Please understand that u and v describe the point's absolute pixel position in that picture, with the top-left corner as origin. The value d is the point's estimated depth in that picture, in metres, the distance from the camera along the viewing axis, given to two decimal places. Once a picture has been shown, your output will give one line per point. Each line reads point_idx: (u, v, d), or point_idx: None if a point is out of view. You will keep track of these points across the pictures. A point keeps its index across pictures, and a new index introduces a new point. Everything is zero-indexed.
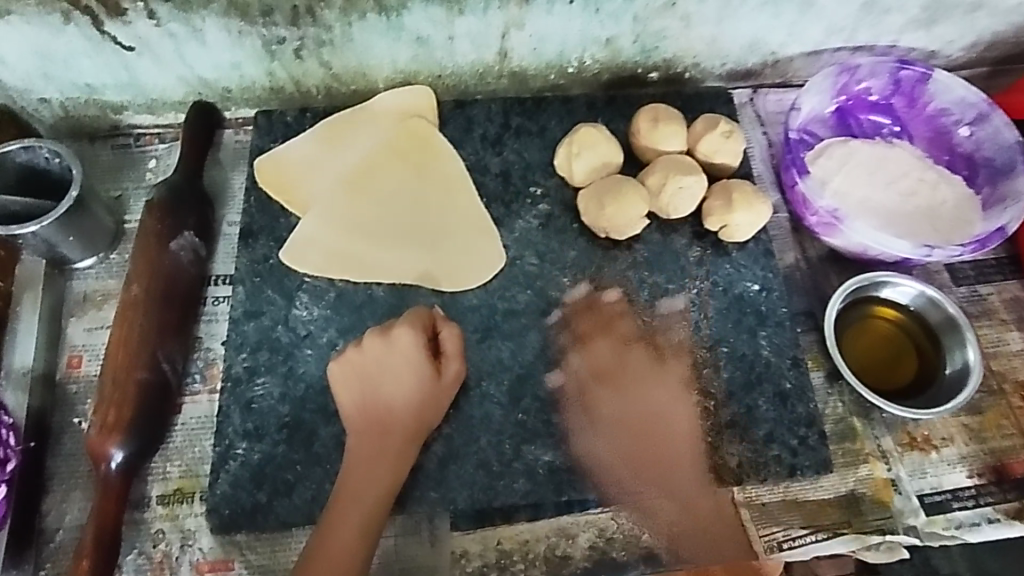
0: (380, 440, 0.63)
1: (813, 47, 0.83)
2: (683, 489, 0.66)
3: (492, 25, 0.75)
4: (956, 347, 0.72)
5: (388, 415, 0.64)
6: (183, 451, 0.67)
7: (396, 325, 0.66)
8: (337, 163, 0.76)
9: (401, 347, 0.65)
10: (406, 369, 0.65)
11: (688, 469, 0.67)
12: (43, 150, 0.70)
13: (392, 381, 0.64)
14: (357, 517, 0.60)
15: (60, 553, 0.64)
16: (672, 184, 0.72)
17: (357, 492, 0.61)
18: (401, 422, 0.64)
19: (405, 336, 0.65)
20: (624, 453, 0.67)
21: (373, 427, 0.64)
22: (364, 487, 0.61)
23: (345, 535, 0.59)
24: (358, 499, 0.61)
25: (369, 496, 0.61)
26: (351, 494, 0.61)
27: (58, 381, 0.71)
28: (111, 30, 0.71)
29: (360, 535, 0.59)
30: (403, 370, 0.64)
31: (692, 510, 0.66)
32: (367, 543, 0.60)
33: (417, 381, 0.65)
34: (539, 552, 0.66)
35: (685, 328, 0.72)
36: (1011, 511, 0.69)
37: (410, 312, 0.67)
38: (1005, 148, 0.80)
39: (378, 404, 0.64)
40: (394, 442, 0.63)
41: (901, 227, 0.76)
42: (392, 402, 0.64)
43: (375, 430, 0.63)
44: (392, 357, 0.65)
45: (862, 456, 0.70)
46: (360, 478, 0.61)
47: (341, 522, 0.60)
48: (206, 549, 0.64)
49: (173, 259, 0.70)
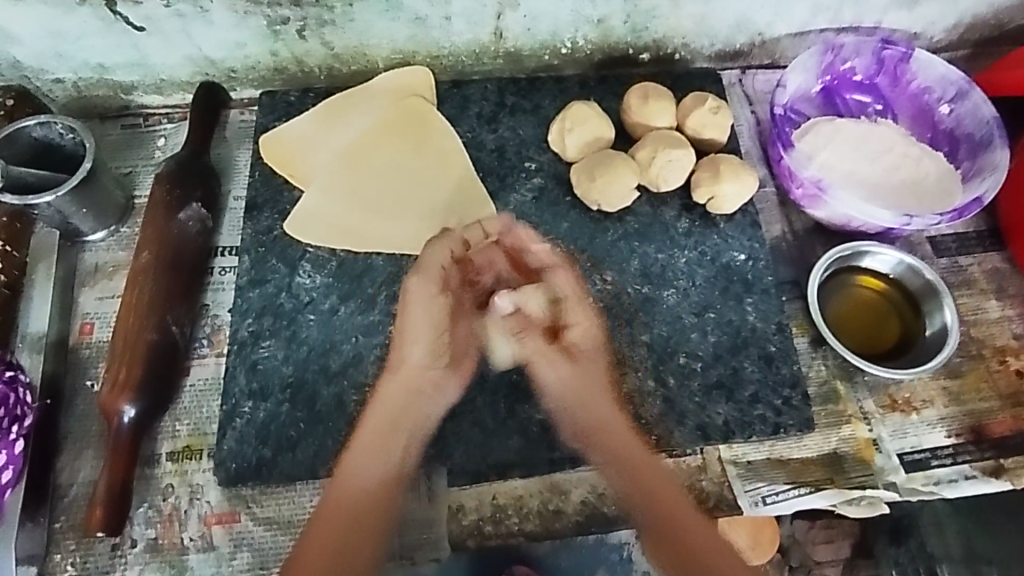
0: (400, 390, 0.66)
1: (799, 28, 0.86)
2: (657, 493, 0.64)
3: (487, 5, 0.78)
4: (935, 310, 0.75)
5: (405, 370, 0.66)
6: (191, 412, 0.70)
7: (410, 277, 0.67)
8: (338, 141, 0.79)
9: (417, 299, 0.67)
10: (424, 322, 0.67)
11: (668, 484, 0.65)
12: (57, 125, 0.73)
13: (410, 337, 0.67)
14: (370, 473, 0.63)
15: (74, 507, 0.67)
16: (661, 157, 0.75)
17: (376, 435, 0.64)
18: (416, 378, 0.66)
19: (420, 285, 0.66)
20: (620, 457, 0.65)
21: (394, 379, 0.66)
22: (377, 445, 0.64)
23: (362, 474, 0.63)
24: (377, 443, 0.64)
25: (387, 440, 0.64)
26: (368, 449, 0.64)
27: (71, 347, 0.74)
28: (123, 10, 0.74)
29: (377, 477, 0.63)
30: (421, 321, 0.67)
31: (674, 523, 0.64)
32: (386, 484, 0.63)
33: (434, 335, 0.67)
34: (533, 507, 0.69)
35: (674, 295, 0.74)
36: (987, 468, 0.72)
37: (418, 266, 0.67)
38: (984, 123, 0.82)
39: (398, 360, 0.67)
40: (413, 394, 0.65)
41: (884, 199, 0.79)
42: (409, 355, 0.66)
43: (397, 381, 0.66)
44: (410, 312, 0.67)
45: (845, 417, 0.73)
46: (377, 423, 0.64)
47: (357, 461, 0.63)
48: (213, 502, 0.67)
49: (180, 229, 0.72)
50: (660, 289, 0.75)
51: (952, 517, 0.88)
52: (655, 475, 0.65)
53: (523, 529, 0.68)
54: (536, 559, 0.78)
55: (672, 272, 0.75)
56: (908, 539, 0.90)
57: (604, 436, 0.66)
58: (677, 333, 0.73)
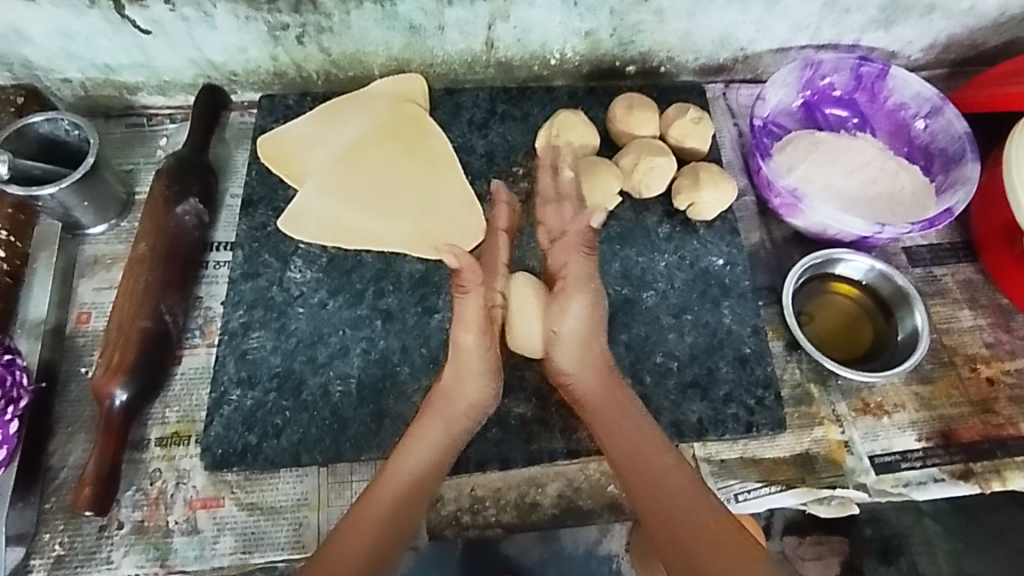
0: (437, 425, 0.65)
1: (779, 44, 0.89)
2: (653, 488, 0.64)
3: (480, 15, 0.81)
4: (907, 314, 0.77)
5: (451, 406, 0.65)
6: (181, 399, 0.72)
7: (461, 333, 0.64)
8: (333, 142, 0.82)
9: (472, 352, 0.64)
10: (477, 370, 0.65)
11: (672, 475, 0.64)
12: (63, 121, 0.77)
13: (466, 381, 0.65)
14: (409, 468, 0.64)
15: (64, 488, 0.69)
16: (643, 164, 0.78)
17: (414, 456, 0.64)
18: (461, 411, 0.66)
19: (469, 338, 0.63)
20: (620, 445, 0.65)
21: (436, 403, 0.66)
22: (418, 449, 0.65)
23: (401, 478, 0.64)
24: (416, 456, 0.64)
25: (426, 460, 0.64)
26: (409, 446, 0.65)
27: (68, 335, 0.76)
28: (130, 13, 0.77)
29: (409, 491, 0.63)
30: (469, 371, 0.65)
31: (670, 516, 0.62)
32: (415, 500, 0.64)
33: (486, 377, 0.65)
34: (510, 499, 0.70)
35: (653, 297, 0.77)
36: (956, 472, 0.73)
37: (464, 322, 0.63)
38: (956, 138, 0.85)
39: (438, 391, 0.66)
40: (459, 422, 0.66)
41: (860, 208, 0.81)
42: (461, 389, 0.65)
43: (440, 409, 0.66)
44: (466, 361, 0.64)
45: (818, 420, 0.75)
46: (420, 446, 0.65)
47: (393, 476, 0.63)
48: (199, 487, 0.69)
49: (178, 223, 0.75)
50: (639, 291, 0.77)
51: (942, 537, 0.89)
52: (653, 470, 0.64)
53: (500, 520, 0.70)
54: (524, 570, 0.75)
55: (652, 275, 0.78)
56: (900, 558, 0.89)
57: (597, 416, 0.67)
58: (655, 333, 0.75)
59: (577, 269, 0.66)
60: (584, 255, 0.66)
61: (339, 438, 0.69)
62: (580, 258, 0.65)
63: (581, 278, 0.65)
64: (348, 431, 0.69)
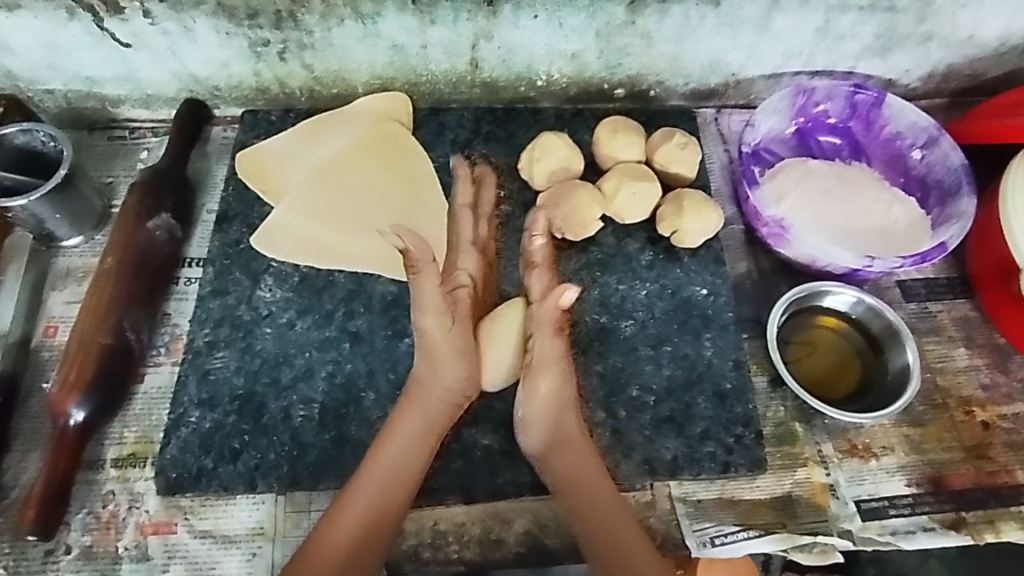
0: (417, 416, 0.64)
1: (772, 70, 0.87)
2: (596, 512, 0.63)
3: (463, 35, 0.80)
4: (896, 351, 0.74)
5: (428, 394, 0.64)
6: (140, 418, 0.71)
7: (419, 317, 0.60)
8: (312, 159, 0.80)
9: (438, 340, 0.61)
10: (450, 355, 0.63)
11: (604, 493, 0.64)
12: (39, 132, 0.76)
13: (441, 364, 0.63)
14: (369, 495, 0.61)
15: (14, 507, 0.67)
16: (625, 190, 0.76)
17: (393, 449, 0.63)
18: (440, 398, 0.64)
19: (432, 326, 0.61)
20: (573, 479, 0.64)
21: (415, 394, 0.64)
22: (385, 468, 0.62)
23: (355, 514, 0.61)
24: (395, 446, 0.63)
25: (407, 454, 0.63)
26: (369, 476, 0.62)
27: (33, 348, 0.75)
28: (110, 26, 0.77)
29: (388, 487, 0.62)
30: (440, 353, 0.62)
31: (609, 541, 0.62)
32: (400, 493, 0.62)
33: (462, 361, 0.63)
34: (474, 534, 0.67)
35: (632, 327, 0.74)
36: (946, 521, 0.69)
37: (421, 304, 0.60)
38: (952, 171, 0.82)
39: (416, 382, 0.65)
40: (435, 410, 0.64)
41: (851, 240, 0.78)
42: (438, 374, 0.63)
43: (417, 399, 0.64)
44: (431, 345, 0.62)
45: (801, 460, 0.71)
46: (399, 438, 0.63)
47: (371, 478, 0.62)
48: (151, 511, 0.67)
49: (148, 237, 0.74)
50: (617, 320, 0.74)
51: None
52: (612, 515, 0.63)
53: (462, 557, 0.66)
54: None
55: (631, 304, 0.75)
56: None
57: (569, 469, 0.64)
58: (631, 365, 0.72)
59: (545, 348, 0.61)
60: (558, 339, 0.61)
61: (298, 464, 0.67)
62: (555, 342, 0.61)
63: (553, 359, 0.61)
64: (307, 458, 0.67)
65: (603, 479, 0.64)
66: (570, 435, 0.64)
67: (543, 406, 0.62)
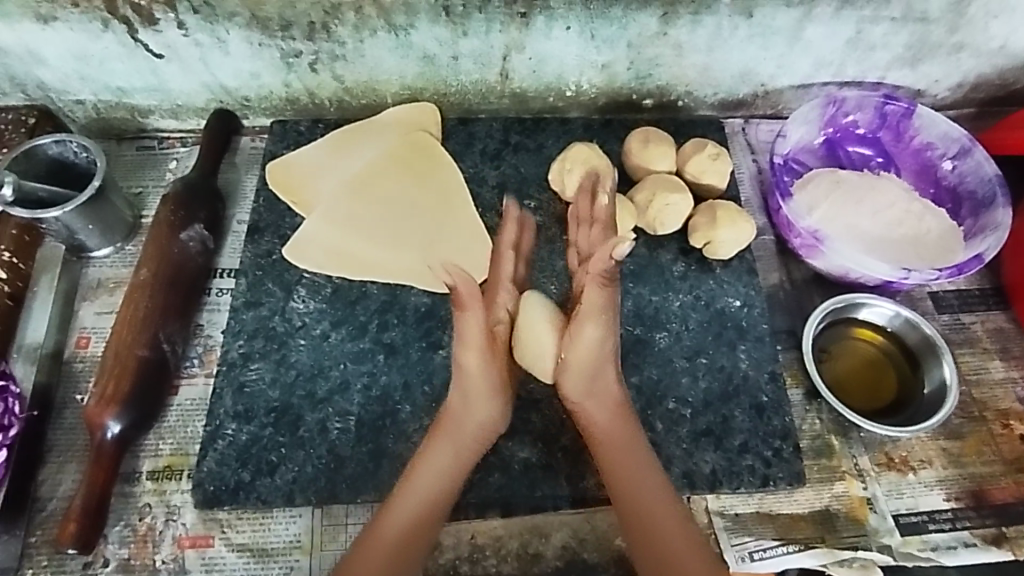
0: (447, 447, 0.63)
1: (801, 81, 0.87)
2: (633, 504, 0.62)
3: (495, 46, 0.80)
4: (934, 366, 0.74)
5: (460, 430, 0.63)
6: (175, 431, 0.70)
7: (461, 352, 0.60)
8: (343, 170, 0.80)
9: (475, 376, 0.61)
10: (483, 392, 0.62)
11: (649, 503, 0.62)
12: (72, 144, 0.76)
13: (475, 399, 0.62)
14: (413, 506, 0.61)
15: (50, 521, 0.67)
16: (659, 201, 0.76)
17: (426, 474, 0.62)
18: (473, 432, 0.63)
19: (474, 362, 0.60)
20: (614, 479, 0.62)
21: (446, 425, 0.64)
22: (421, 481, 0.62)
23: (399, 528, 0.60)
24: (430, 476, 0.62)
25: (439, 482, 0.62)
26: (409, 489, 0.62)
27: (66, 360, 0.74)
28: (144, 37, 0.77)
29: (429, 505, 0.61)
30: (478, 389, 0.62)
31: (646, 543, 0.60)
32: (431, 523, 0.61)
33: (492, 398, 0.63)
34: (511, 548, 0.66)
35: (667, 338, 0.74)
36: (988, 536, 0.69)
37: (464, 342, 0.60)
38: (986, 181, 0.81)
39: (448, 414, 0.64)
40: (469, 440, 0.63)
41: (886, 251, 0.78)
42: (471, 408, 0.63)
43: (449, 430, 0.63)
44: (467, 383, 0.62)
45: (838, 474, 0.71)
46: (429, 468, 0.62)
47: (413, 489, 0.62)
48: (189, 524, 0.66)
49: (182, 249, 0.73)
50: (652, 332, 0.74)
51: None
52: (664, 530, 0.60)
53: (500, 571, 0.65)
54: None
55: (666, 315, 0.75)
56: None
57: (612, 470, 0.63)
58: (668, 377, 0.72)
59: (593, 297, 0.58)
60: (604, 289, 0.58)
61: (335, 478, 0.66)
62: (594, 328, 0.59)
63: (586, 356, 0.61)
64: (345, 471, 0.66)
65: (646, 478, 0.62)
66: (607, 425, 0.63)
67: (582, 355, 0.61)
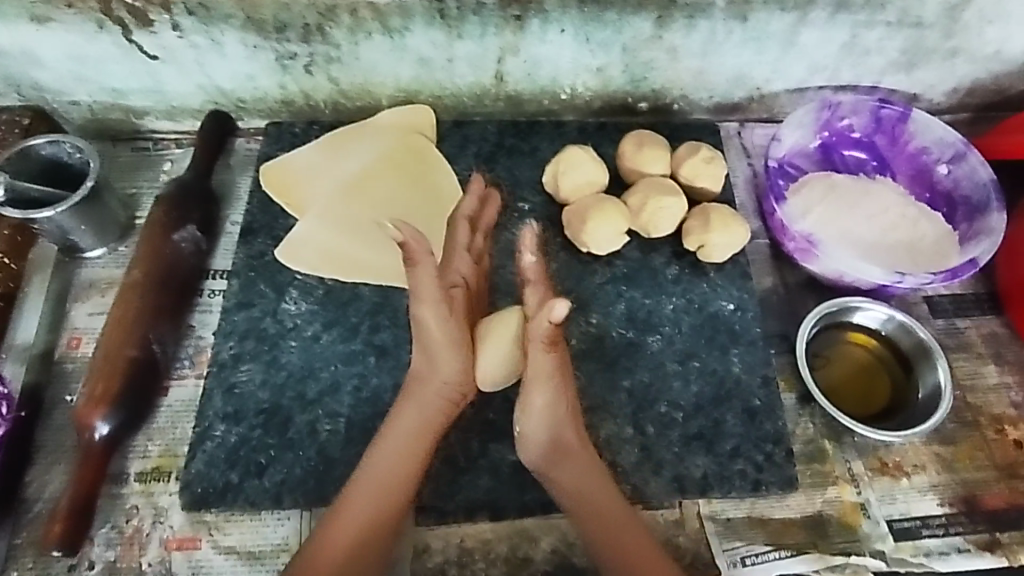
0: (421, 401, 0.63)
1: (797, 85, 0.87)
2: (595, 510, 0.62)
3: (489, 49, 0.80)
4: (928, 371, 0.73)
5: (426, 386, 0.64)
6: (165, 431, 0.70)
7: (416, 307, 0.62)
8: (337, 172, 0.80)
9: (433, 330, 0.62)
10: (450, 347, 0.62)
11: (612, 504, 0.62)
12: (66, 144, 0.76)
13: (437, 355, 0.63)
14: (369, 491, 0.61)
15: (37, 521, 0.67)
16: (652, 204, 0.75)
17: (387, 450, 0.62)
18: (436, 393, 0.63)
19: (428, 317, 0.61)
20: (579, 491, 0.62)
21: (414, 390, 0.64)
22: (380, 462, 0.62)
23: (357, 521, 0.60)
24: (392, 457, 0.62)
25: (403, 455, 0.62)
26: (371, 481, 0.61)
27: (57, 359, 0.74)
28: (139, 39, 0.77)
29: (393, 481, 0.61)
30: (441, 343, 0.62)
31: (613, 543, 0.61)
32: (395, 506, 0.61)
33: (456, 349, 0.62)
34: (500, 552, 0.66)
35: (659, 342, 0.74)
36: (981, 542, 0.68)
37: (417, 295, 0.61)
38: (981, 186, 0.81)
39: (415, 380, 0.64)
40: (433, 407, 0.63)
41: (880, 256, 0.78)
42: (436, 368, 0.63)
43: (416, 393, 0.64)
44: (428, 339, 0.62)
45: (831, 479, 0.70)
46: (397, 431, 0.63)
47: (369, 478, 0.61)
48: (176, 526, 0.66)
49: (174, 250, 0.73)
50: (644, 335, 0.74)
51: None
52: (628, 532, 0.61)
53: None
54: None
55: (658, 318, 0.75)
56: None
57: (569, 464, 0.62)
58: (660, 380, 0.72)
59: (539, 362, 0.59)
60: (549, 353, 0.59)
61: (324, 480, 0.66)
62: (548, 355, 0.59)
63: (545, 373, 0.60)
64: (334, 473, 0.66)
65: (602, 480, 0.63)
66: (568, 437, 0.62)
67: (539, 417, 0.61)
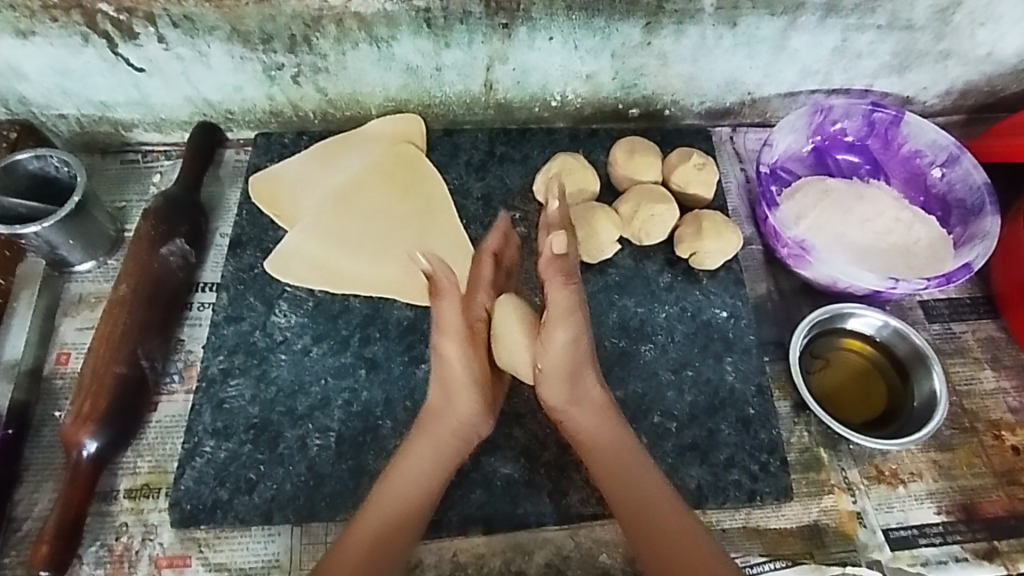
0: (435, 434, 0.62)
1: (788, 89, 0.87)
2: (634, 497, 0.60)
3: (477, 58, 0.80)
4: (923, 377, 0.73)
5: (442, 423, 0.63)
6: (154, 447, 0.70)
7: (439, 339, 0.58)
8: (327, 182, 0.80)
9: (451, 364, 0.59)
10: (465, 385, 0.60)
11: (654, 498, 0.60)
12: (53, 158, 0.75)
13: (454, 396, 0.61)
14: (387, 508, 0.60)
15: (25, 541, 0.66)
16: (643, 212, 0.75)
17: (403, 478, 0.61)
18: (453, 429, 0.62)
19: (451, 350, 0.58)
20: (625, 488, 0.61)
21: (428, 424, 0.63)
22: (406, 486, 0.61)
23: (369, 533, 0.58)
24: (412, 473, 0.61)
25: (420, 480, 0.61)
26: (391, 497, 0.60)
27: (45, 376, 0.74)
28: (124, 52, 0.77)
29: (405, 510, 0.60)
30: (455, 379, 0.60)
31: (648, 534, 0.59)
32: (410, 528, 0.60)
33: (474, 393, 0.61)
34: (495, 566, 0.65)
35: (652, 351, 0.73)
36: (979, 550, 0.67)
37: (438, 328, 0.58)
38: (974, 189, 0.81)
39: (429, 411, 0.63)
40: (449, 444, 0.62)
41: (874, 260, 0.77)
42: (453, 407, 0.62)
43: (429, 429, 0.63)
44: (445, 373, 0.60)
45: (827, 487, 0.70)
46: (408, 467, 0.61)
47: (389, 494, 0.60)
48: (166, 543, 0.65)
49: (162, 264, 0.73)
50: (637, 344, 0.73)
51: None
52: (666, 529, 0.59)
53: None
54: None
55: (651, 327, 0.74)
56: None
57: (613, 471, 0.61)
58: (653, 390, 0.71)
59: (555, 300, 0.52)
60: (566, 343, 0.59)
61: (314, 496, 0.65)
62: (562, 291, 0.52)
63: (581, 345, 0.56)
64: (324, 489, 0.66)
65: (644, 480, 0.61)
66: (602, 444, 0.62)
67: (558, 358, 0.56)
